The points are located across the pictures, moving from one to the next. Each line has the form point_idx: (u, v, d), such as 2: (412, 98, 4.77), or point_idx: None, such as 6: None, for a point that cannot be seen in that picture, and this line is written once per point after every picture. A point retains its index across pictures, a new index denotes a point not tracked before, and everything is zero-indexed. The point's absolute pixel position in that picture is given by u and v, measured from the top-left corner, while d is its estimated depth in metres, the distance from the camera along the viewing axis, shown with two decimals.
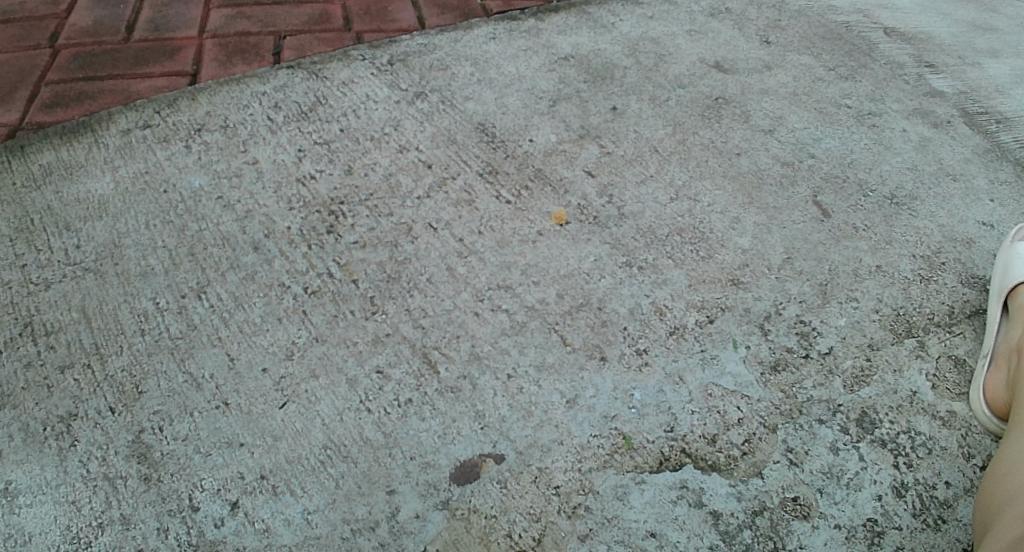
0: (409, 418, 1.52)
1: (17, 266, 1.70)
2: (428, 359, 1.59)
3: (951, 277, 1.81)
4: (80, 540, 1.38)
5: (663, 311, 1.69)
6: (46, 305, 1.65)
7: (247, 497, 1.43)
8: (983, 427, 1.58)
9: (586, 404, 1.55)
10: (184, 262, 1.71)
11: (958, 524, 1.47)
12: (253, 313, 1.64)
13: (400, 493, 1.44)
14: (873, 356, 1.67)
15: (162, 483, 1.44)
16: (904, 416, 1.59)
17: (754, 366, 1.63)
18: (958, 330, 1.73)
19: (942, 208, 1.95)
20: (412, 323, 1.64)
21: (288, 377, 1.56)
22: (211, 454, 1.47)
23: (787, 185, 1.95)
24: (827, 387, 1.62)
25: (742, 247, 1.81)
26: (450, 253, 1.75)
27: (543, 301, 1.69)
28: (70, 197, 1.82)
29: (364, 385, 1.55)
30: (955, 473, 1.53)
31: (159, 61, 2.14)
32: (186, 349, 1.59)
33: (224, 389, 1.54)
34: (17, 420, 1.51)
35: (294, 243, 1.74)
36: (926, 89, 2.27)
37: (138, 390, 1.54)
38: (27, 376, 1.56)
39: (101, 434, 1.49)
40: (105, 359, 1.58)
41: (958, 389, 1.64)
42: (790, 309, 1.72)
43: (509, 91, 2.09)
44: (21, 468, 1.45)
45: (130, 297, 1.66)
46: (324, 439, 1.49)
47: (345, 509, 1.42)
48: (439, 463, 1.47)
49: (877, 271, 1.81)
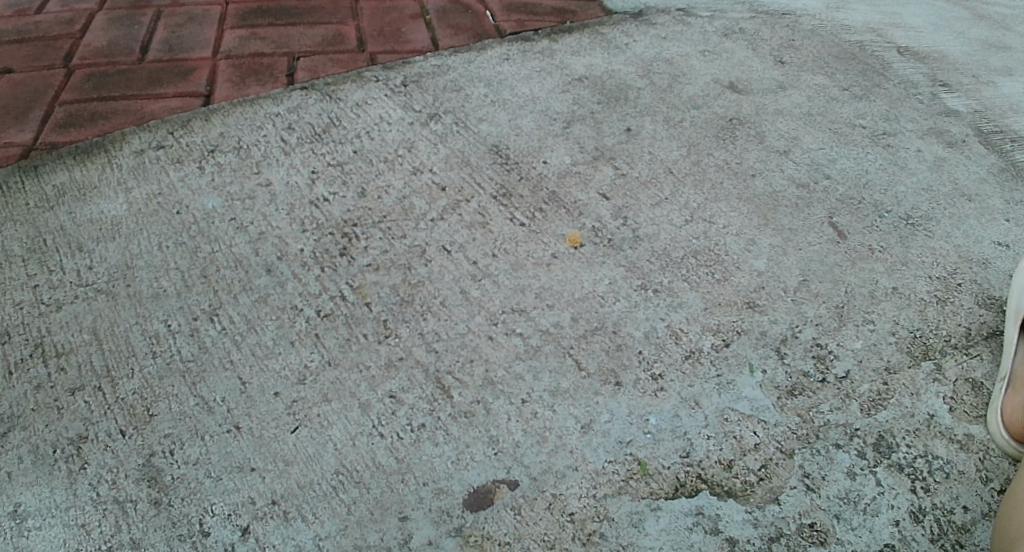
0: (423, 443, 1.50)
1: (28, 287, 1.70)
2: (441, 384, 1.58)
3: (968, 298, 1.80)
4: None
5: (678, 334, 1.68)
6: (58, 326, 1.64)
7: (258, 522, 1.42)
8: (1000, 450, 1.56)
9: (601, 429, 1.54)
10: (197, 284, 1.71)
11: (976, 549, 1.45)
12: (266, 336, 1.63)
13: (412, 520, 1.42)
14: (890, 380, 1.65)
15: (172, 508, 1.43)
16: (921, 440, 1.57)
17: (771, 391, 1.61)
18: (975, 352, 1.71)
19: (959, 228, 1.94)
20: (426, 347, 1.63)
21: (301, 401, 1.55)
22: (222, 479, 1.46)
23: (803, 207, 1.94)
24: (844, 411, 1.60)
25: (757, 270, 1.80)
26: (464, 276, 1.74)
27: (558, 325, 1.67)
28: (83, 218, 1.82)
29: (377, 410, 1.54)
30: (973, 497, 1.51)
31: (173, 82, 2.14)
32: (198, 373, 1.58)
33: (235, 413, 1.53)
34: (27, 443, 1.50)
35: (307, 265, 1.74)
36: (942, 108, 2.25)
37: (149, 413, 1.53)
38: (38, 397, 1.55)
39: (112, 457, 1.48)
40: (116, 382, 1.57)
41: (975, 412, 1.62)
42: (806, 333, 1.71)
43: (523, 112, 2.08)
44: (30, 491, 1.45)
45: (142, 319, 1.65)
46: (336, 464, 1.48)
47: (357, 536, 1.41)
48: (452, 490, 1.46)
49: (894, 293, 1.79)
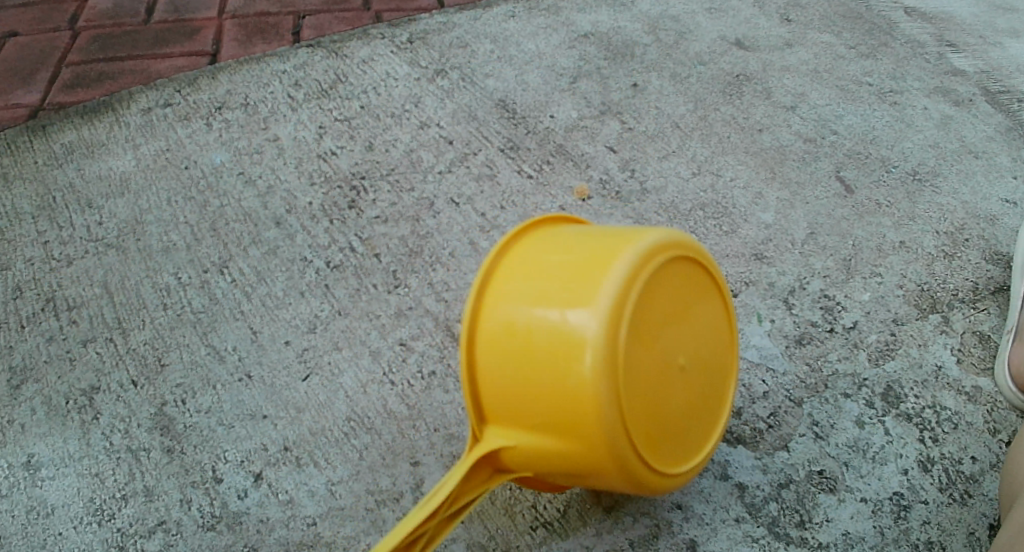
0: (433, 390, 1.51)
1: (40, 243, 1.73)
2: (451, 332, 1.57)
3: (975, 253, 1.80)
4: (103, 511, 1.43)
5: None
6: (69, 281, 1.68)
7: (271, 468, 1.45)
8: (1008, 403, 1.57)
9: None
10: (206, 237, 1.71)
11: (985, 499, 1.46)
12: (275, 287, 1.63)
13: (424, 464, 1.44)
14: (897, 331, 1.67)
15: (185, 455, 1.48)
16: (929, 391, 1.59)
17: (779, 339, 1.64)
18: (982, 306, 1.71)
19: (966, 184, 1.94)
20: (435, 296, 1.62)
21: (311, 349, 1.56)
22: (234, 426, 1.49)
23: (810, 161, 1.94)
24: (851, 361, 1.62)
25: (765, 222, 1.80)
26: (472, 227, 1.72)
27: None
28: (92, 175, 1.83)
29: (387, 356, 1.55)
30: (982, 448, 1.52)
31: (180, 42, 2.14)
32: (209, 323, 1.60)
33: (246, 362, 1.55)
34: (40, 394, 1.55)
35: (316, 217, 1.73)
36: (948, 68, 2.24)
37: (160, 363, 1.57)
38: (50, 350, 1.60)
39: (124, 406, 1.53)
40: (127, 333, 1.61)
41: (984, 365, 1.63)
42: (813, 284, 1.72)
43: (530, 68, 2.08)
44: (43, 442, 1.50)
45: (153, 273, 1.67)
46: (347, 411, 1.49)
47: (369, 480, 1.43)
48: (463, 435, 1.46)
49: (901, 247, 1.80)
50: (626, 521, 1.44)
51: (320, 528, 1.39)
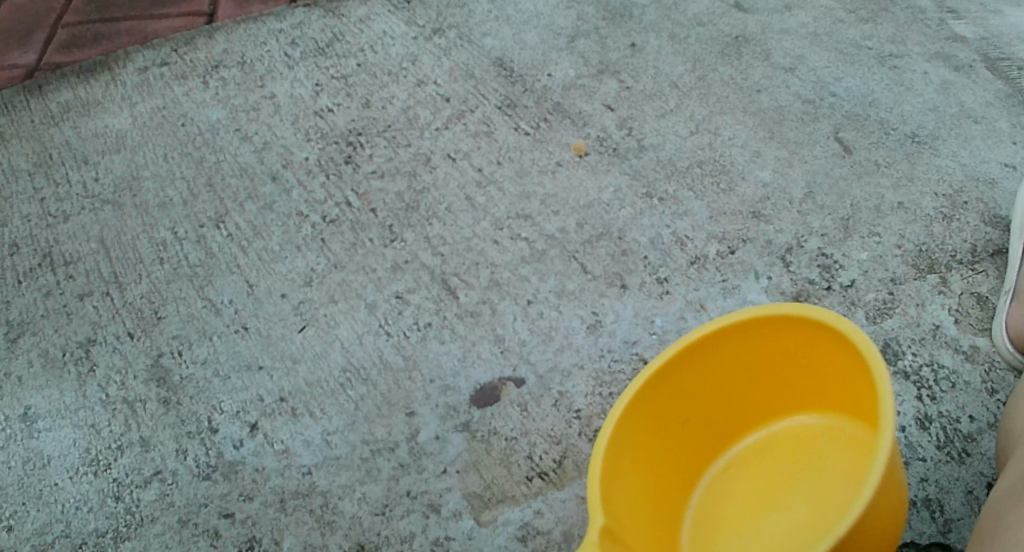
0: (429, 341, 1.52)
1: (36, 199, 1.74)
2: (447, 286, 1.58)
3: (973, 216, 1.76)
4: (98, 461, 1.46)
5: (684, 241, 1.66)
6: (66, 237, 1.69)
7: (266, 419, 1.47)
8: (1006, 362, 1.55)
9: (607, 330, 1.54)
10: (202, 192, 1.71)
11: (981, 457, 1.46)
12: (272, 240, 1.64)
13: (420, 415, 1.46)
14: (895, 290, 1.66)
15: (181, 406, 1.50)
16: (926, 349, 1.59)
17: (777, 296, 1.62)
18: (981, 268, 1.69)
19: (965, 147, 1.89)
20: (431, 251, 1.62)
21: (307, 302, 1.56)
22: (230, 377, 1.51)
23: (808, 121, 1.93)
24: (849, 319, 1.62)
25: (762, 181, 1.79)
26: (469, 182, 1.72)
27: (564, 231, 1.66)
28: (88, 132, 1.83)
29: (383, 309, 1.55)
30: (980, 407, 1.51)
31: (177, 3, 2.13)
32: (205, 276, 1.61)
33: (242, 314, 1.56)
34: (37, 347, 1.57)
35: (312, 173, 1.73)
36: (948, 33, 2.15)
37: (156, 316, 1.58)
38: (47, 304, 1.61)
39: (120, 358, 1.55)
40: (123, 287, 1.62)
41: (982, 325, 1.61)
42: (811, 242, 1.71)
43: (527, 27, 2.07)
44: (40, 394, 1.52)
45: (149, 227, 1.68)
46: (343, 362, 1.50)
47: (364, 431, 1.45)
48: (459, 387, 1.48)
49: (900, 208, 1.78)
50: None
51: (315, 477, 1.42)
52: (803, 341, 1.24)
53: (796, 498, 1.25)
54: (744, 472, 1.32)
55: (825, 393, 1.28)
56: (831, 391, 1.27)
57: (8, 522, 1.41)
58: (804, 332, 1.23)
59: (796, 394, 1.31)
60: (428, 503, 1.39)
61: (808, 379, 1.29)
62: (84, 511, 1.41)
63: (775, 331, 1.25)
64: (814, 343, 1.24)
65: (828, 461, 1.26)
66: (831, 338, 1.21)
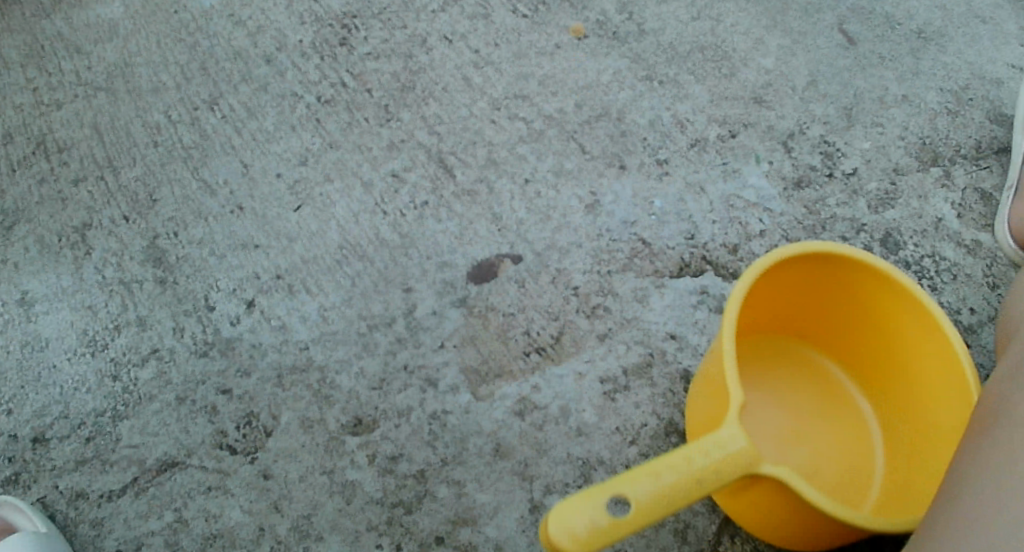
0: (426, 220, 1.53)
1: (28, 89, 1.67)
2: (444, 164, 1.59)
3: (978, 113, 1.71)
4: (96, 342, 1.44)
5: (683, 123, 1.65)
6: (59, 124, 1.63)
7: (263, 296, 1.47)
8: (1008, 258, 1.56)
9: (606, 210, 1.55)
10: (196, 76, 1.68)
11: (981, 349, 1.49)
12: (266, 121, 1.63)
13: (417, 291, 1.47)
14: (898, 181, 1.63)
15: (178, 286, 1.48)
16: (929, 241, 1.57)
17: (777, 181, 1.61)
18: (985, 164, 1.66)
19: (971, 46, 1.79)
20: (428, 129, 1.62)
21: (303, 181, 1.57)
22: (226, 257, 1.50)
23: (812, 11, 1.81)
24: (851, 206, 1.60)
25: (766, 68, 1.74)
26: (466, 63, 1.70)
27: (562, 111, 1.65)
28: (81, 22, 1.74)
29: (380, 188, 1.56)
30: (980, 300, 1.52)
31: None
32: (199, 158, 1.59)
33: (238, 194, 1.56)
34: (32, 233, 1.52)
35: (306, 55, 1.70)
36: None
37: (151, 198, 1.56)
38: (42, 191, 1.56)
39: (116, 241, 1.52)
40: (118, 171, 1.58)
41: (985, 220, 1.59)
42: (814, 129, 1.68)
43: None
44: (37, 278, 1.49)
45: (143, 112, 1.64)
46: (339, 239, 1.51)
47: (361, 306, 1.46)
48: (456, 263, 1.50)
49: (903, 101, 1.72)
50: (620, 349, 1.44)
51: (312, 352, 1.43)
52: (874, 300, 1.33)
53: (815, 423, 1.41)
54: (763, 397, 1.42)
55: (853, 341, 1.40)
56: (878, 349, 1.38)
57: (8, 406, 1.40)
58: (883, 295, 1.31)
59: (800, 324, 1.43)
60: (425, 377, 1.41)
61: (860, 324, 1.38)
62: (83, 392, 1.41)
63: (856, 276, 1.31)
64: (885, 312, 1.33)
65: (797, 379, 1.44)
66: (916, 323, 1.30)
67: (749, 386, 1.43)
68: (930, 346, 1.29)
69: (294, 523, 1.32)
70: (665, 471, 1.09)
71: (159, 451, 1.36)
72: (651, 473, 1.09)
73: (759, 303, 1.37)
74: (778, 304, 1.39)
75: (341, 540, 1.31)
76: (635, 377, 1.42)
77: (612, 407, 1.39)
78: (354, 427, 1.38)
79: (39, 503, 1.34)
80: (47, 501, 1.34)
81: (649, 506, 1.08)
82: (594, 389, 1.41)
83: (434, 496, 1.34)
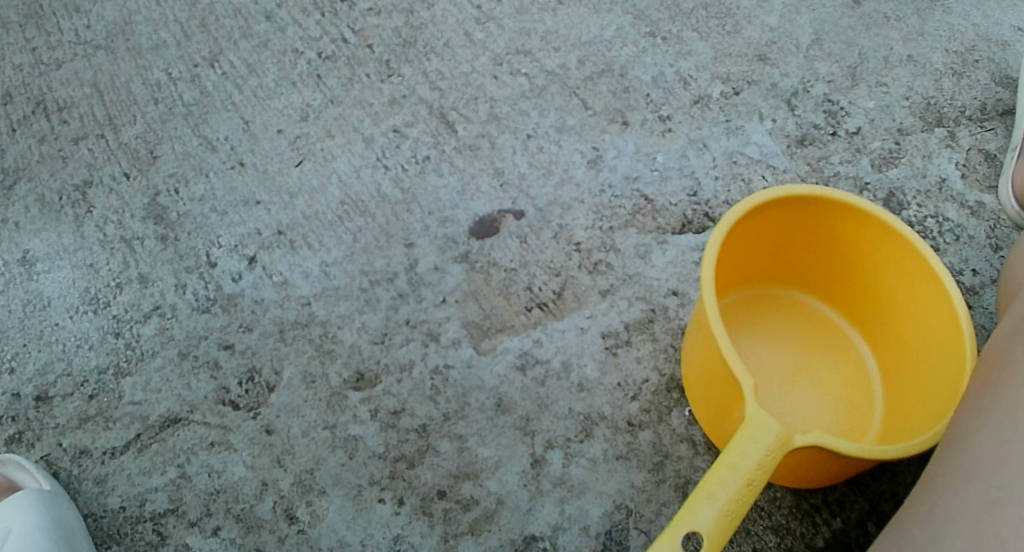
0: (427, 175, 1.54)
1: (27, 49, 1.65)
2: (445, 120, 1.59)
3: (984, 75, 1.69)
4: (98, 300, 1.43)
5: (687, 80, 1.65)
6: (58, 83, 1.61)
7: (265, 252, 1.47)
8: (1011, 220, 1.54)
9: (609, 165, 1.55)
10: (196, 33, 1.67)
11: (983, 311, 1.47)
12: (267, 78, 1.63)
13: (418, 247, 1.48)
14: (902, 141, 1.61)
15: (179, 243, 1.48)
16: (932, 201, 1.56)
17: (780, 139, 1.60)
18: (990, 125, 1.64)
19: (979, 7, 1.76)
20: (429, 85, 1.62)
21: (304, 137, 1.57)
22: (228, 213, 1.50)
23: None
24: (854, 165, 1.59)
25: (770, 25, 1.72)
26: (468, 19, 1.69)
27: (564, 67, 1.65)
28: None
29: (381, 143, 1.57)
30: (983, 262, 1.51)
31: None
32: (200, 115, 1.59)
33: (239, 150, 1.56)
34: (33, 193, 1.51)
35: (307, 11, 1.69)
36: None
37: (152, 156, 1.55)
38: (42, 150, 1.55)
39: (117, 199, 1.51)
40: (118, 129, 1.57)
41: (989, 182, 1.58)
42: (818, 87, 1.66)
43: None
44: (38, 237, 1.48)
45: (142, 70, 1.63)
46: (341, 196, 1.52)
47: (363, 262, 1.46)
48: (458, 219, 1.50)
49: (909, 61, 1.69)
50: (622, 305, 1.43)
51: (314, 308, 1.43)
52: (832, 227, 1.37)
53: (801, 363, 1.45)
54: (756, 348, 1.46)
55: (817, 268, 1.45)
56: (842, 269, 1.42)
57: (10, 364, 1.39)
58: (838, 220, 1.36)
59: (768, 268, 1.46)
60: (427, 332, 1.41)
61: (822, 252, 1.42)
62: (85, 348, 1.40)
63: (811, 211, 1.35)
64: (845, 234, 1.37)
65: (785, 324, 1.48)
66: (876, 237, 1.35)
67: (737, 342, 1.46)
68: (891, 254, 1.35)
69: (297, 477, 1.32)
70: (719, 488, 1.13)
71: (162, 408, 1.36)
72: (708, 498, 1.13)
73: (730, 258, 1.39)
74: (748, 256, 1.42)
75: (344, 494, 1.31)
76: (637, 333, 1.42)
77: (614, 363, 1.39)
78: (357, 383, 1.37)
79: (43, 460, 1.33)
80: (51, 459, 1.33)
81: (718, 526, 1.12)
82: (596, 345, 1.40)
83: (436, 450, 1.34)
